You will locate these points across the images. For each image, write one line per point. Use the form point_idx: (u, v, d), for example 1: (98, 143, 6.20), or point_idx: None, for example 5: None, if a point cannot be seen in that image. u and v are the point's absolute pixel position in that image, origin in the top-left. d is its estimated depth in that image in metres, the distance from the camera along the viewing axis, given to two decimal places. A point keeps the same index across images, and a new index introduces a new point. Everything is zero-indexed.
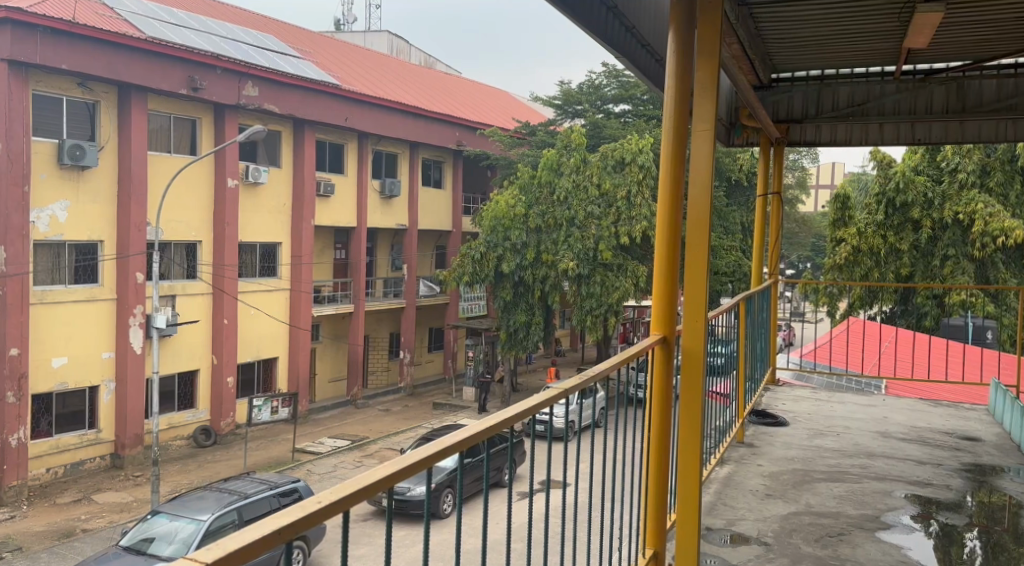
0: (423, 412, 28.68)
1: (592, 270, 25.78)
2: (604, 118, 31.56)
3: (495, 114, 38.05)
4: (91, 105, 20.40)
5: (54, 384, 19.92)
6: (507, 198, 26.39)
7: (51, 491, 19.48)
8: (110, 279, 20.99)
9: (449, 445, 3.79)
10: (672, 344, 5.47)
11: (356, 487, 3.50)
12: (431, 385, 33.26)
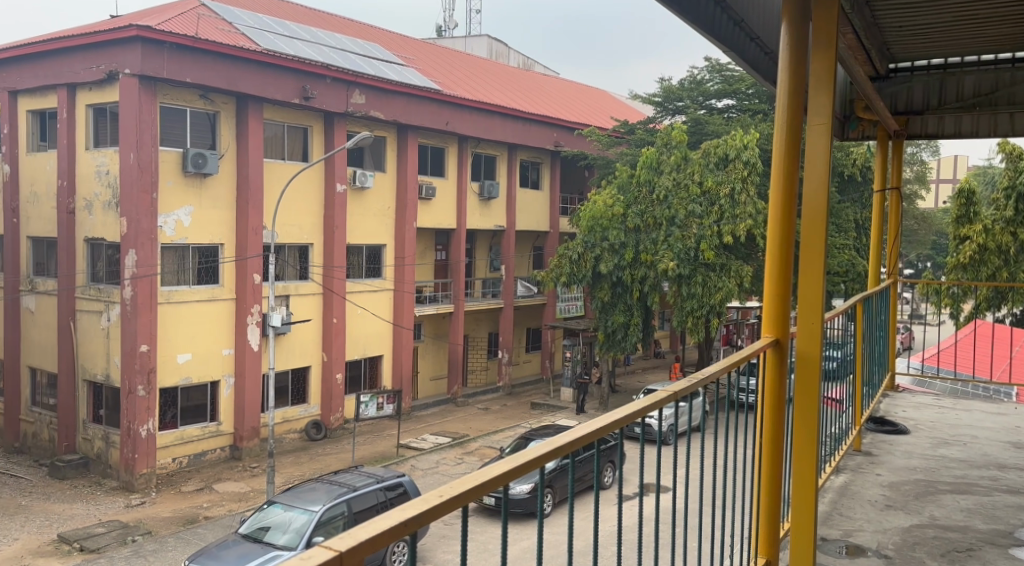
0: (523, 412, 28.81)
1: (694, 270, 25.33)
2: (707, 115, 30.97)
3: (594, 114, 37.96)
4: (212, 116, 21.33)
5: (179, 379, 20.94)
6: (605, 198, 26.55)
7: (176, 479, 20.49)
8: (230, 280, 21.92)
9: (563, 443, 3.72)
10: (784, 347, 5.36)
11: (476, 482, 3.43)
12: (529, 385, 33.43)
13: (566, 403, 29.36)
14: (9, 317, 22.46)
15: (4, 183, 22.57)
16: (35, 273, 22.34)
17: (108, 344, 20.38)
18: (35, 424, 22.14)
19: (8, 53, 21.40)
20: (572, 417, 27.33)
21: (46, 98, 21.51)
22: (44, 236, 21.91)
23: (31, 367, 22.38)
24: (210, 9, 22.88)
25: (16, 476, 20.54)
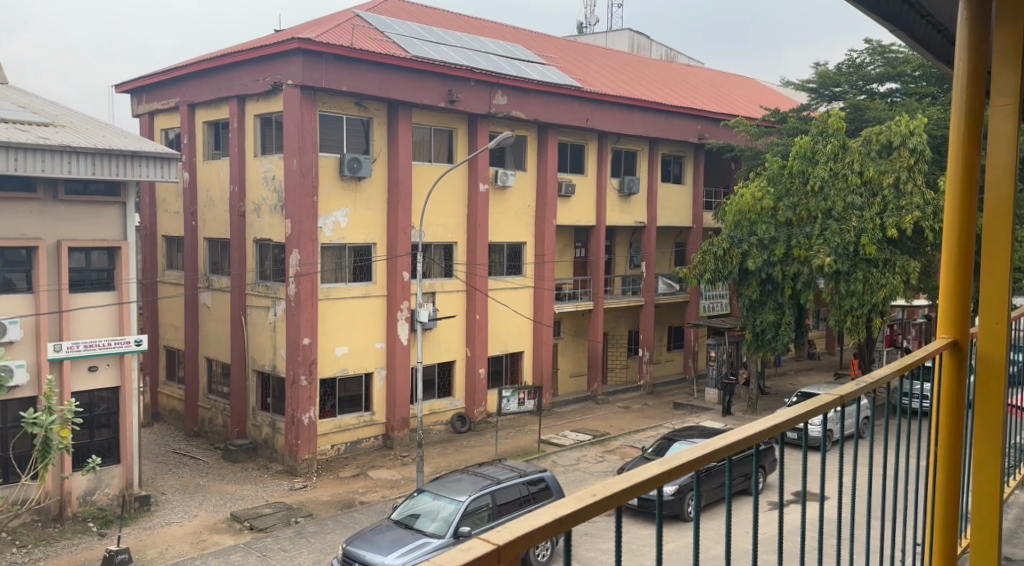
0: (665, 412, 28.90)
1: (854, 266, 24.73)
2: (867, 100, 29.90)
3: (743, 105, 37.34)
4: (366, 121, 22.49)
5: (337, 370, 22.29)
6: (754, 191, 26.18)
7: (335, 465, 21.85)
8: (382, 278, 23.13)
9: (721, 447, 3.62)
10: (964, 351, 4.72)
11: (630, 482, 3.30)
12: (672, 384, 33.42)
13: (710, 405, 29.18)
14: (188, 311, 24.48)
15: (184, 188, 24.59)
16: (210, 272, 24.24)
17: (275, 337, 21.94)
18: (211, 410, 24.04)
19: (186, 69, 23.32)
20: (717, 419, 27.20)
21: (219, 110, 23.31)
22: (218, 237, 23.78)
23: (208, 357, 24.32)
24: (364, 19, 24.16)
25: (194, 458, 22.42)
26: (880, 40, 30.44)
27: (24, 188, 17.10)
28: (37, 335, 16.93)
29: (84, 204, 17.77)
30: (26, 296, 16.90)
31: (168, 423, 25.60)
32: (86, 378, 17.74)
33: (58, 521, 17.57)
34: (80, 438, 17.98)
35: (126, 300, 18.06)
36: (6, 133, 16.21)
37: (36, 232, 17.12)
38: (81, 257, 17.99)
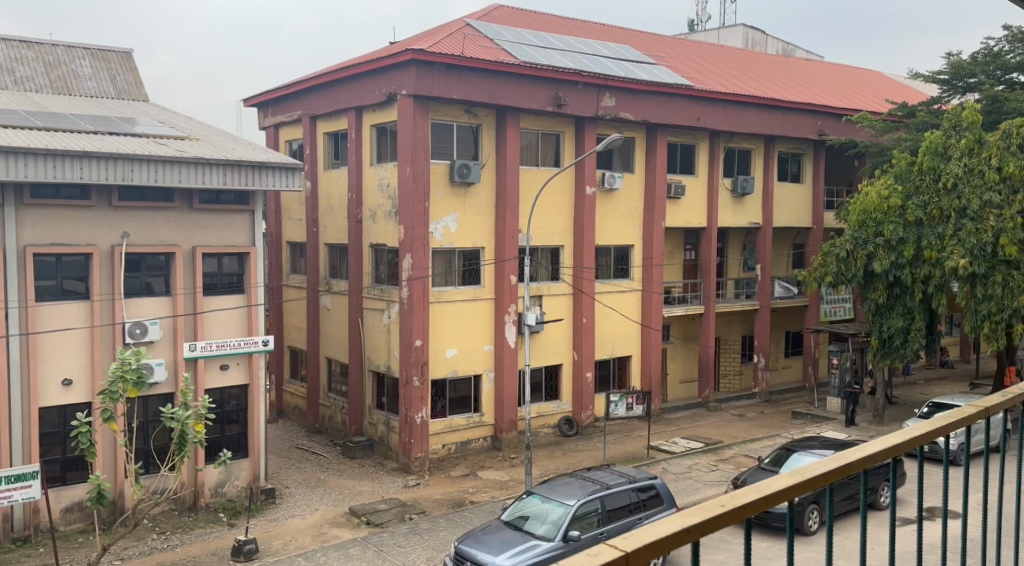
0: (782, 421, 28.49)
1: (991, 268, 23.97)
2: (1006, 91, 28.59)
3: (868, 99, 36.33)
4: (475, 128, 22.82)
5: (447, 371, 22.79)
6: (879, 189, 25.35)
7: (446, 464, 22.38)
8: (490, 281, 23.46)
9: (850, 462, 4.46)
10: None
11: (717, 512, 4.10)
12: (789, 392, 32.82)
13: (833, 415, 28.51)
14: (311, 313, 25.60)
15: (306, 197, 25.78)
16: (330, 276, 25.31)
17: (390, 339, 22.72)
18: (330, 408, 25.06)
19: (308, 82, 24.44)
20: (840, 430, 26.58)
21: (338, 121, 24.34)
22: (337, 242, 24.80)
23: (328, 357, 25.32)
24: (475, 28, 24.68)
25: (316, 453, 23.45)
26: (1021, 26, 28.91)
27: (163, 197, 18.33)
28: (174, 335, 18.13)
29: (215, 213, 18.90)
30: (165, 299, 18.21)
31: (291, 420, 26.85)
32: (218, 376, 18.86)
33: (193, 510, 18.75)
34: (212, 432, 19.12)
35: (255, 302, 19.08)
36: (147, 147, 17.45)
37: (173, 239, 18.35)
38: (214, 262, 19.03)
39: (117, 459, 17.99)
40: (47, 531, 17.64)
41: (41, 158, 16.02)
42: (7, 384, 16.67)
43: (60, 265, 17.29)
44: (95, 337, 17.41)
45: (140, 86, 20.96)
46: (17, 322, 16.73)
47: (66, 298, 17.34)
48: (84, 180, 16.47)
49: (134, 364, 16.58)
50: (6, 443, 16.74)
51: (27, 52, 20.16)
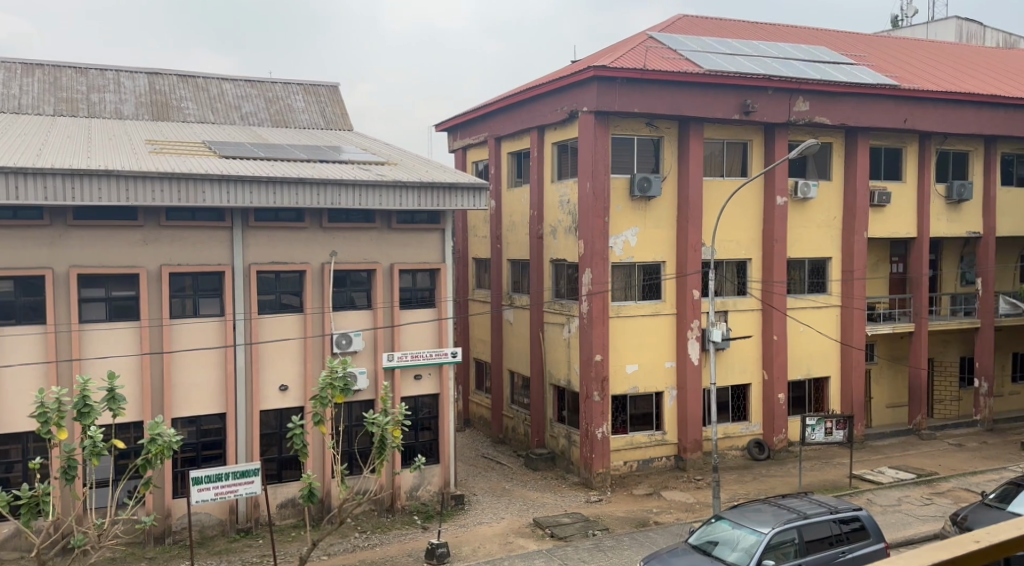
0: (1010, 453, 26.38)
1: None
2: None
3: None
4: (657, 140, 22.40)
5: (628, 388, 22.25)
6: None
7: (627, 482, 21.96)
8: (671, 296, 22.65)
9: None
10: None
11: None
12: (1019, 422, 30.33)
13: None
14: (495, 326, 26.15)
15: (491, 216, 26.71)
16: (513, 291, 25.94)
17: (570, 352, 22.37)
18: (513, 420, 25.45)
19: (492, 105, 25.03)
20: None
21: (520, 141, 24.92)
22: (519, 258, 25.36)
23: (511, 371, 25.76)
24: (659, 40, 23.57)
25: (500, 463, 23.75)
26: None
27: (365, 218, 19.73)
28: (375, 345, 19.54)
29: (411, 232, 20.04)
30: (366, 312, 19.60)
31: (478, 429, 27.65)
32: (413, 386, 20.03)
33: (391, 512, 19.94)
34: (407, 438, 20.33)
35: (445, 316, 20.07)
36: (352, 173, 18.93)
37: (374, 256, 19.70)
38: (409, 277, 20.25)
39: (324, 460, 19.50)
40: (265, 524, 19.46)
41: (262, 185, 17.98)
42: (234, 387, 18.63)
43: (278, 281, 19.12)
44: (307, 348, 19.07)
45: (345, 115, 22.68)
46: (243, 333, 18.67)
47: (283, 311, 19.13)
48: (298, 205, 18.22)
49: (341, 372, 18.09)
50: (232, 442, 18.75)
51: (251, 90, 22.44)
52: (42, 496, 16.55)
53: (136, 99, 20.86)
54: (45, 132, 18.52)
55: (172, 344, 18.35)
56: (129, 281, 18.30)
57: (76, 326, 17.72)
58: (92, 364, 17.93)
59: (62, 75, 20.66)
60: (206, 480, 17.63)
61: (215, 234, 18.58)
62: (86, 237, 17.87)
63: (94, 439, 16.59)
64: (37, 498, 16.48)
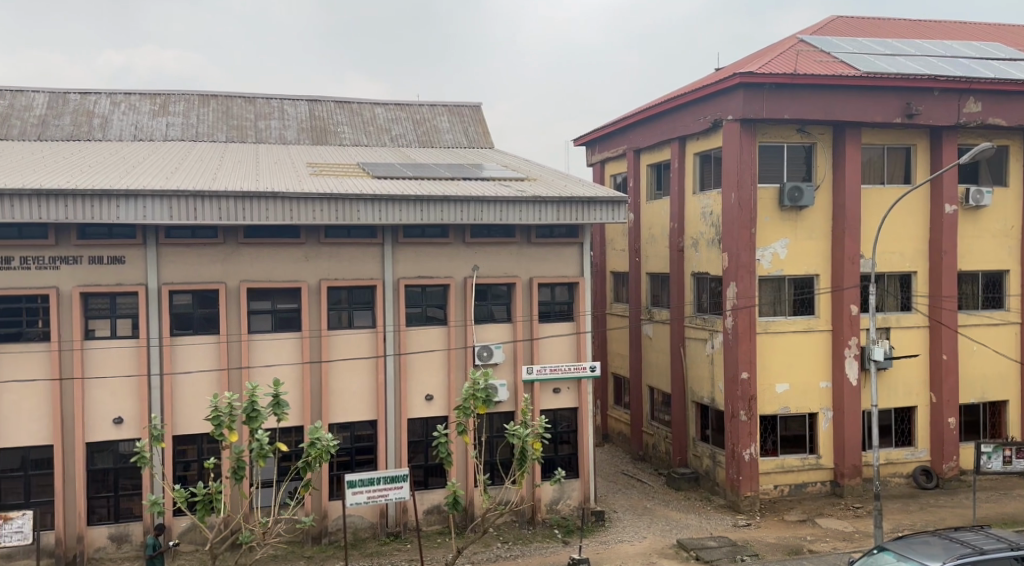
0: None
1: None
2: None
3: None
4: (809, 148, 21.59)
5: (778, 407, 21.37)
6: None
7: (779, 507, 21.06)
8: (826, 311, 21.64)
9: None
10: None
11: None
12: None
13: None
14: (633, 342, 24.93)
15: (630, 228, 25.49)
16: (652, 304, 24.63)
17: (713, 370, 21.74)
18: (654, 437, 24.20)
19: (630, 118, 24.39)
20: None
21: (663, 151, 23.83)
22: (660, 272, 24.04)
23: (650, 386, 24.52)
24: (809, 43, 22.66)
25: (641, 480, 23.02)
26: None
27: (506, 233, 20.16)
28: (515, 358, 19.93)
29: (550, 246, 20.27)
30: (507, 325, 20.02)
31: (616, 445, 26.14)
32: (552, 399, 20.23)
33: (531, 524, 20.14)
34: (547, 451, 20.55)
35: (583, 329, 20.15)
36: (493, 190, 19.40)
37: (514, 270, 20.07)
38: (548, 291, 20.48)
39: (468, 468, 20.01)
40: (412, 529, 19.91)
41: (410, 204, 18.66)
42: (383, 396, 19.40)
43: (425, 294, 19.81)
44: (451, 359, 19.66)
45: (488, 134, 23.35)
46: (392, 344, 19.42)
47: (429, 324, 19.80)
48: (443, 221, 18.81)
49: (483, 383, 18.61)
50: (382, 449, 19.48)
51: (400, 112, 23.58)
52: (215, 493, 17.40)
53: (297, 125, 22.40)
54: (218, 157, 20.15)
55: (330, 353, 19.27)
56: (291, 294, 19.39)
57: (245, 336, 18.93)
58: (259, 371, 19.09)
59: (233, 105, 22.54)
60: (359, 483, 18.50)
61: (368, 249, 19.44)
62: (254, 256, 19.12)
63: (261, 442, 17.51)
64: (209, 496, 17.42)
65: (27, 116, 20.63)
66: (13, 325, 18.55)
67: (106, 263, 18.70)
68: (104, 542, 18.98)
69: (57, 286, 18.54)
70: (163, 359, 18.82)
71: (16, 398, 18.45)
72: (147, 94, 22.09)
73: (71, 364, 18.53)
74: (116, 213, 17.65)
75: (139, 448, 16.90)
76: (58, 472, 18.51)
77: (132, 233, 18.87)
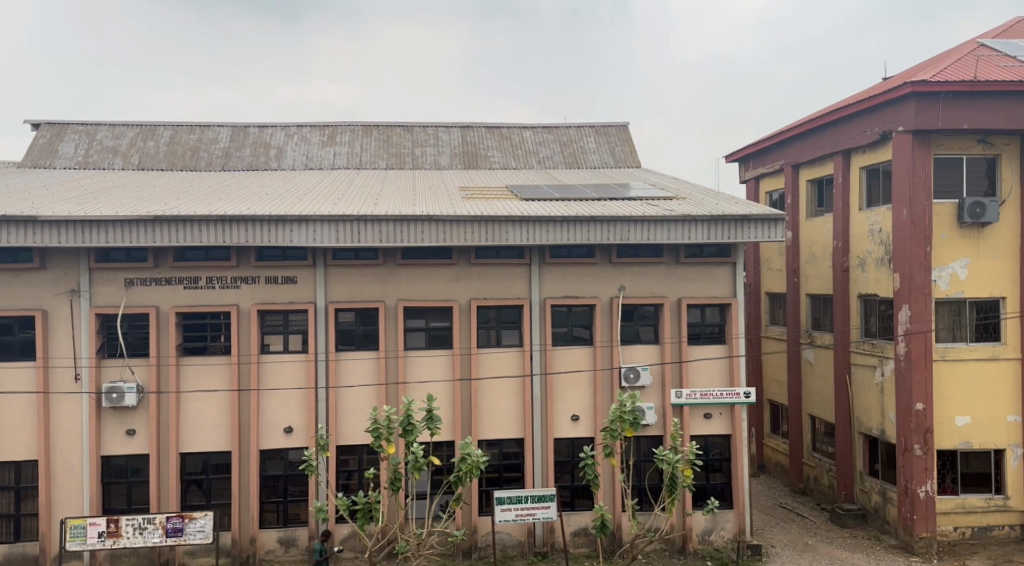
0: None
1: None
2: None
3: None
4: (992, 159, 19.86)
5: (958, 442, 19.59)
6: None
7: (960, 551, 19.26)
8: (1014, 336, 19.71)
9: None
10: None
11: None
12: None
13: None
14: (792, 368, 23.66)
15: (787, 246, 24.21)
16: (813, 328, 23.33)
17: (884, 400, 20.28)
18: (816, 469, 22.82)
19: (789, 131, 23.36)
20: None
21: (825, 166, 22.65)
22: (822, 293, 22.78)
23: (811, 415, 23.17)
24: (992, 46, 20.87)
25: (801, 515, 21.72)
26: None
27: (654, 253, 20.05)
28: (663, 381, 19.88)
29: (700, 266, 20.05)
30: (654, 346, 19.97)
31: (773, 476, 24.70)
32: (703, 424, 20.02)
33: (682, 553, 19.62)
34: (699, 479, 20.13)
35: (736, 353, 19.94)
36: (641, 210, 19.28)
37: (662, 291, 19.98)
38: (697, 313, 20.27)
39: (615, 492, 19.86)
40: (560, 550, 19.78)
41: (559, 225, 18.77)
42: (530, 415, 19.61)
43: (571, 314, 19.95)
44: (596, 379, 19.71)
45: (634, 153, 23.40)
46: (539, 364, 19.68)
47: (575, 344, 19.93)
48: (590, 241, 18.83)
49: (631, 406, 18.35)
50: (529, 467, 19.62)
51: (549, 135, 24.02)
52: (373, 502, 17.96)
53: (451, 151, 23.29)
54: (377, 183, 21.21)
55: (479, 371, 19.67)
56: (444, 312, 19.92)
57: (402, 353, 19.56)
58: (414, 387, 19.69)
59: (393, 133, 23.78)
60: (508, 501, 18.82)
61: (515, 270, 19.78)
62: (411, 276, 19.73)
63: (416, 455, 18.00)
64: (369, 505, 17.83)
65: (212, 149, 22.74)
66: (198, 339, 19.77)
67: (280, 283, 19.64)
68: (273, 544, 19.74)
69: (237, 304, 19.61)
70: (328, 373, 19.57)
71: (201, 407, 19.61)
72: (317, 125, 23.74)
73: (249, 376, 19.53)
74: (289, 237, 18.69)
75: (307, 457, 17.73)
76: (235, 477, 19.47)
77: (303, 255, 19.74)
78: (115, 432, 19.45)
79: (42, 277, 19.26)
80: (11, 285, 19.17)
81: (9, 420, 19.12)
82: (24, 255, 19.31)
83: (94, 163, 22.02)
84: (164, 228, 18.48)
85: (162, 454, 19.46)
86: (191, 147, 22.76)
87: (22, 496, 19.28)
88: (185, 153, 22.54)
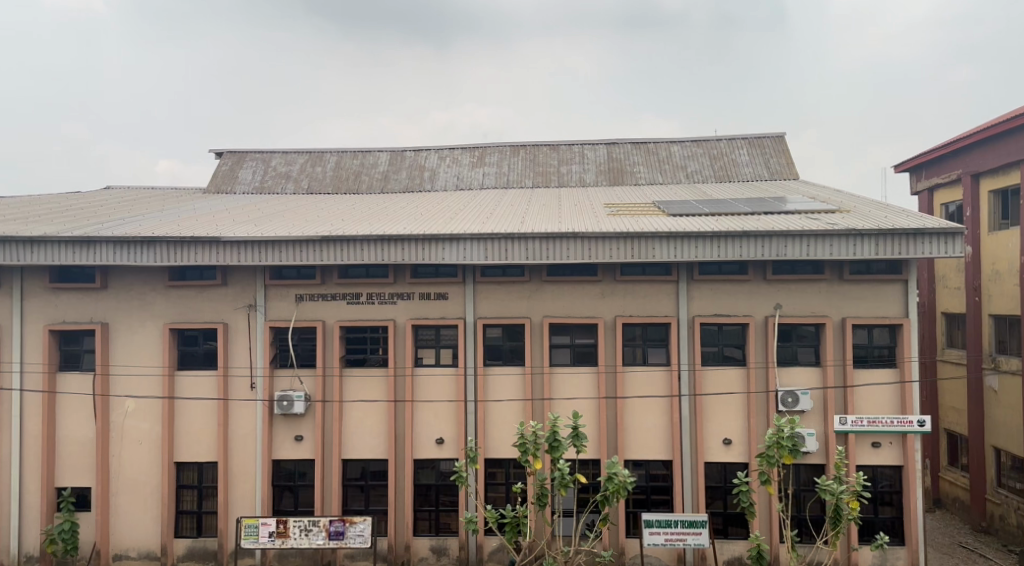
0: None
1: None
2: None
3: None
4: None
5: None
6: None
7: None
8: None
9: None
10: None
11: None
12: None
13: None
14: (972, 395, 21.67)
15: (967, 263, 22.19)
16: (997, 352, 21.38)
17: None
18: (1002, 507, 20.73)
19: (966, 140, 21.70)
20: None
21: (1009, 176, 20.85)
22: (1008, 313, 20.80)
23: (996, 447, 21.16)
24: None
25: (984, 556, 19.81)
26: None
27: (815, 270, 19.08)
28: (825, 407, 18.83)
29: (867, 284, 18.88)
30: (815, 369, 18.98)
31: (952, 512, 22.57)
32: (870, 454, 18.73)
33: None
34: (866, 512, 18.80)
35: (909, 379, 18.63)
36: (799, 224, 18.40)
37: (825, 310, 18.96)
38: (864, 334, 19.02)
39: (773, 520, 18.98)
40: None
41: (709, 240, 18.25)
42: (680, 436, 19.12)
43: (722, 333, 19.35)
44: (750, 402, 18.98)
45: (791, 164, 22.51)
46: (687, 384, 19.18)
47: (726, 363, 19.30)
48: (744, 257, 18.17)
49: (790, 432, 17.36)
50: (679, 489, 19.10)
51: (697, 149, 23.54)
52: (522, 516, 17.95)
53: (597, 168, 23.32)
54: (524, 201, 21.53)
55: (626, 389, 19.41)
56: (590, 329, 19.83)
57: (547, 369, 19.64)
58: (561, 404, 19.70)
59: (540, 152, 24.12)
60: (657, 524, 18.42)
61: (663, 287, 19.41)
62: (557, 293, 19.81)
63: (563, 472, 17.83)
64: (518, 519, 17.88)
65: (372, 173, 23.95)
66: (359, 352, 20.69)
67: (433, 299, 20.27)
68: (426, 552, 20.29)
69: (394, 319, 20.41)
70: (477, 388, 19.96)
71: (360, 416, 20.52)
72: (468, 147, 24.49)
73: (404, 389, 20.24)
74: (442, 255, 19.25)
75: (457, 468, 18.06)
76: (391, 485, 20.18)
77: (455, 272, 20.28)
78: (284, 438, 20.67)
79: (222, 293, 20.85)
80: (197, 299, 20.87)
81: (193, 425, 20.78)
82: (209, 272, 20.97)
83: (269, 188, 23.74)
84: (328, 247, 19.55)
85: (325, 460, 20.50)
86: (353, 171, 24.08)
87: (203, 494, 20.84)
88: (349, 177, 23.87)
